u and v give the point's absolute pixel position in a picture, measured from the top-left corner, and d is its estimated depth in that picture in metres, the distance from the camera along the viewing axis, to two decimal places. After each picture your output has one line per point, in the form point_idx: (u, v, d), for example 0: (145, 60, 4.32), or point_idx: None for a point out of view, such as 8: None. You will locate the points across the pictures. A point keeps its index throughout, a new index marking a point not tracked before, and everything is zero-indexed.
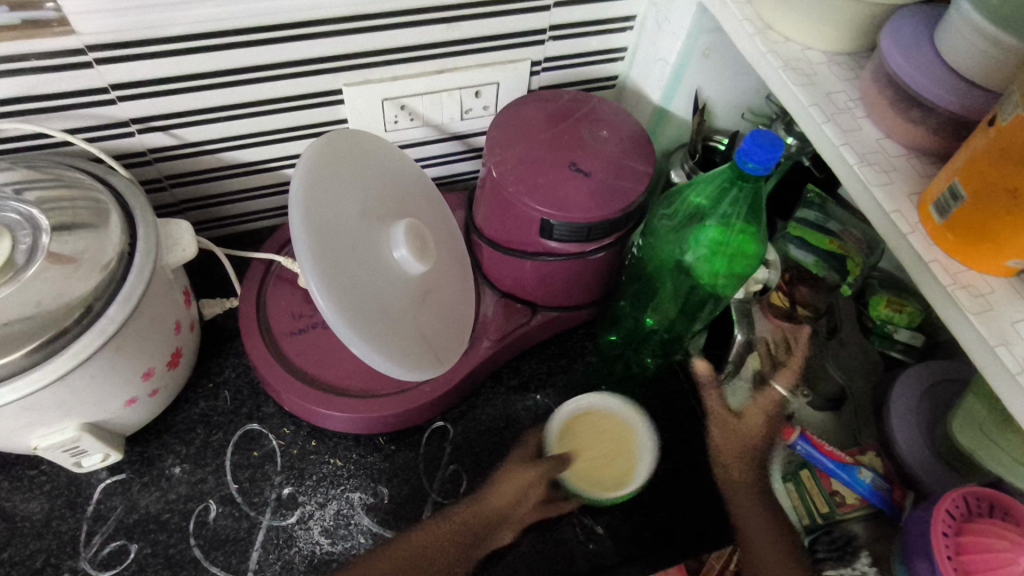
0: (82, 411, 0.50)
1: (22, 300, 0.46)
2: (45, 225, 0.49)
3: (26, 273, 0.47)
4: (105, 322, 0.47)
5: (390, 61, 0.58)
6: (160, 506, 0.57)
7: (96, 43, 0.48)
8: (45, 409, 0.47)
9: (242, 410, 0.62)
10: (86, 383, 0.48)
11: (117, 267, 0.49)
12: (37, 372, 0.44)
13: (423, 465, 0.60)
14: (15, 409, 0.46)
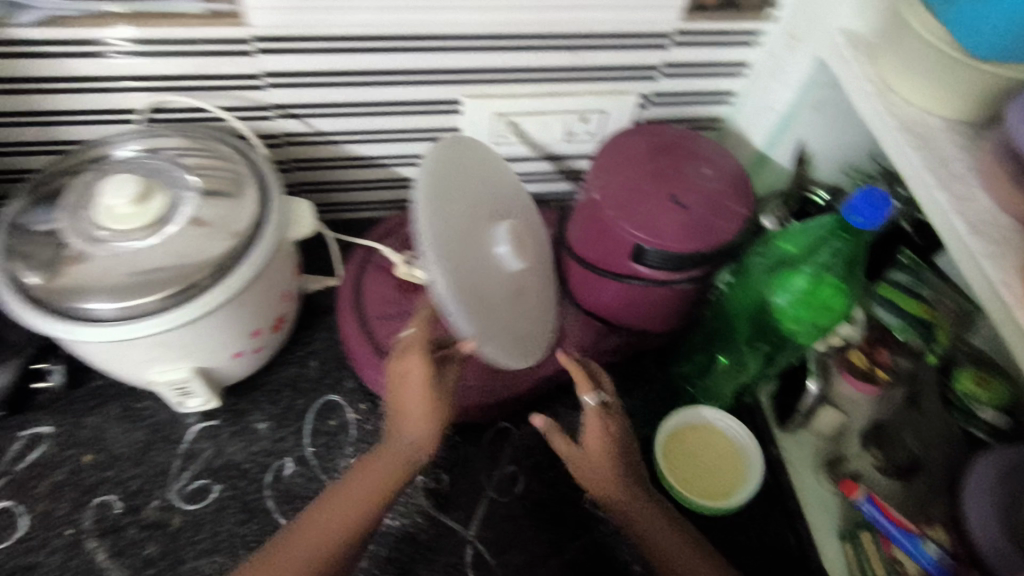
0: (198, 356, 0.56)
1: (170, 250, 0.52)
2: (192, 187, 0.55)
3: (168, 228, 0.53)
4: (232, 279, 0.53)
5: (509, 79, 0.62)
6: (244, 455, 0.62)
7: (263, 35, 0.55)
8: (170, 348, 0.54)
9: (326, 381, 0.66)
10: (206, 331, 0.54)
11: (248, 233, 0.54)
12: (172, 313, 0.51)
13: (483, 460, 0.63)
14: (149, 343, 0.52)
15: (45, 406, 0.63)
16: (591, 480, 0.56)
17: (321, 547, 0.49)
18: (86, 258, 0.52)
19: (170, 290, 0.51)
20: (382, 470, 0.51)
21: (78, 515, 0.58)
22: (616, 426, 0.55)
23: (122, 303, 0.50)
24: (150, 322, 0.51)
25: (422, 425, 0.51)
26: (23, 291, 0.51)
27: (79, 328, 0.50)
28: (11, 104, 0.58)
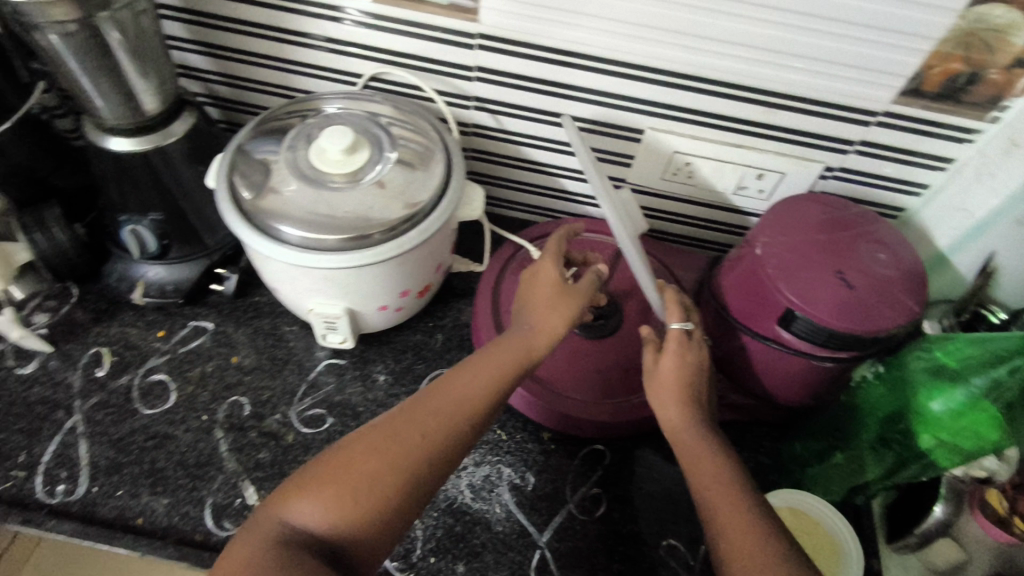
0: (352, 299, 0.62)
1: (361, 201, 0.58)
2: (389, 153, 0.61)
3: (361, 183, 0.59)
4: (403, 240, 0.58)
5: (696, 121, 0.64)
6: (359, 399, 0.67)
7: (487, 34, 0.60)
8: (335, 284, 0.60)
9: (446, 355, 0.71)
10: (367, 278, 0.60)
11: (428, 204, 0.60)
12: (348, 254, 0.57)
13: (572, 475, 0.64)
14: (321, 275, 0.58)
15: (213, 305, 0.73)
16: (658, 408, 0.55)
17: (448, 411, 0.49)
18: (291, 187, 0.59)
19: (350, 235, 0.57)
20: (510, 350, 0.54)
21: (215, 406, 0.66)
22: (693, 353, 0.56)
23: (309, 235, 0.57)
24: (327, 257, 0.57)
25: (550, 312, 0.56)
26: (235, 202, 0.59)
27: (270, 245, 0.57)
28: (265, 49, 0.68)
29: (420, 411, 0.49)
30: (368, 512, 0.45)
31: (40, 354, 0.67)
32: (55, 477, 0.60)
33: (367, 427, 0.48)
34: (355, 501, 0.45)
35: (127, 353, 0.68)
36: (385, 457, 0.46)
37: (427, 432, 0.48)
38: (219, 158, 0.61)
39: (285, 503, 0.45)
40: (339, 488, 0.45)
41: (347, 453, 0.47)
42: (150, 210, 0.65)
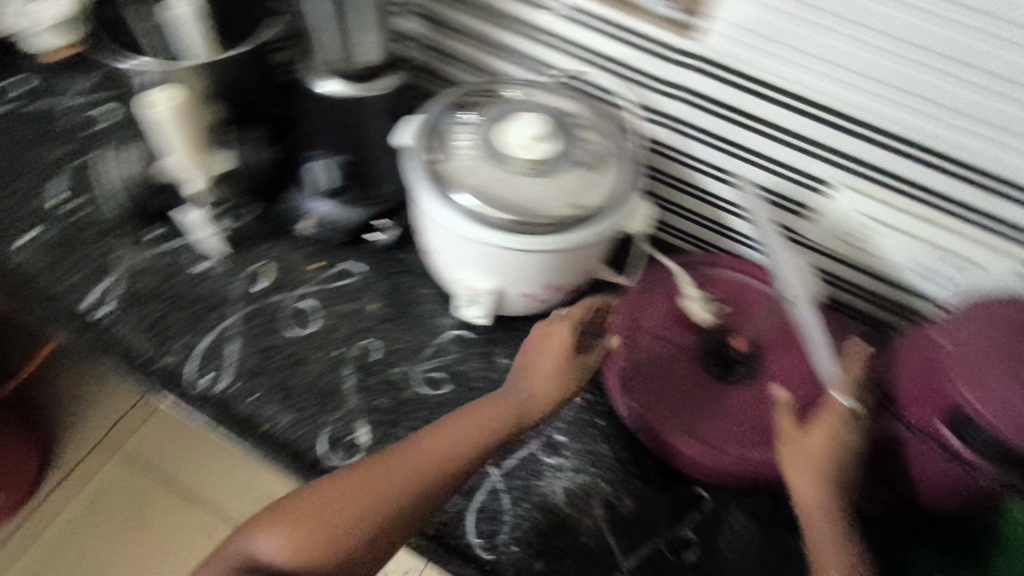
0: (500, 280, 0.64)
1: (537, 189, 0.60)
2: (573, 149, 0.62)
3: (541, 172, 0.60)
4: (566, 237, 0.59)
5: (898, 188, 0.60)
6: (478, 375, 0.69)
7: (699, 54, 0.61)
8: (493, 261, 0.62)
9: None
10: (523, 263, 0.61)
11: (600, 207, 0.60)
12: (512, 237, 0.59)
13: (666, 511, 0.63)
14: (481, 251, 0.61)
15: (366, 250, 0.76)
16: (791, 475, 0.55)
17: (420, 465, 0.54)
18: (473, 160, 0.61)
19: (521, 219, 0.58)
20: (488, 418, 0.58)
21: (348, 344, 0.69)
22: (848, 434, 0.56)
23: (484, 211, 0.59)
24: (495, 235, 0.59)
25: (539, 388, 0.61)
26: (425, 163, 0.61)
27: (447, 211, 0.59)
28: (478, 27, 0.71)
29: (388, 466, 0.54)
30: (326, 552, 0.50)
31: (213, 256, 0.73)
32: (205, 367, 0.66)
33: (336, 475, 0.54)
34: (319, 539, 0.50)
35: (284, 274, 0.73)
36: (353, 503, 0.52)
37: (390, 487, 0.53)
38: (418, 118, 0.64)
39: (259, 529, 0.52)
40: (303, 525, 0.51)
41: (321, 493, 0.53)
42: (341, 151, 0.71)
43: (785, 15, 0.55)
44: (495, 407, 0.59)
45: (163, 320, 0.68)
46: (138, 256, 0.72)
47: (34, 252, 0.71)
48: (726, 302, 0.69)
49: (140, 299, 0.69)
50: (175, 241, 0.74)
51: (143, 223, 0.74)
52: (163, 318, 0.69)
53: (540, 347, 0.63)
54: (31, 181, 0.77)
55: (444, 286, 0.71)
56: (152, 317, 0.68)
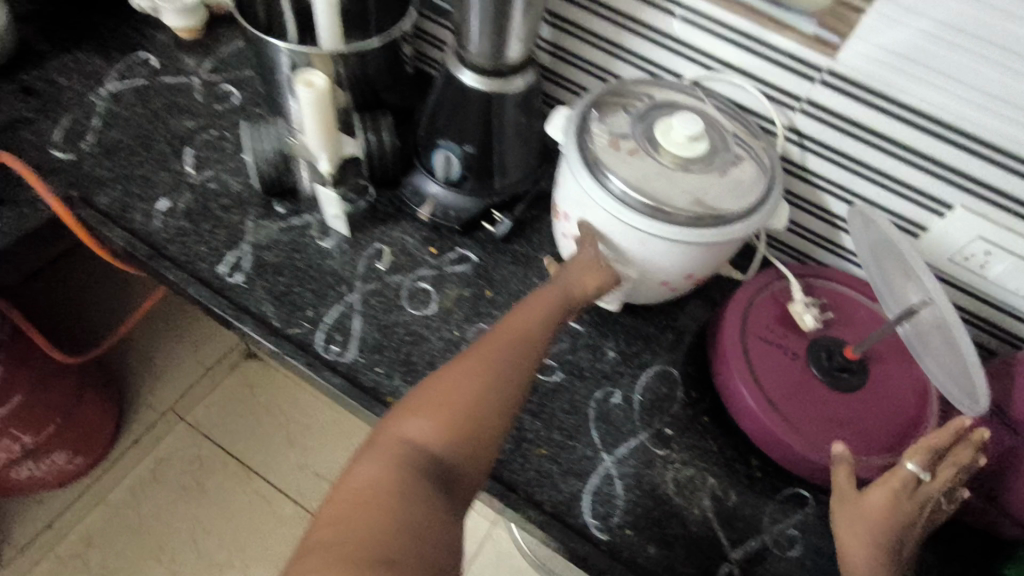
0: (643, 268, 0.68)
1: (692, 186, 0.63)
2: (725, 149, 0.66)
3: (693, 169, 0.64)
4: (713, 230, 0.62)
5: (1019, 214, 0.63)
6: (588, 364, 0.72)
7: (837, 71, 0.63)
8: (640, 245, 0.65)
9: (672, 354, 0.74)
10: (663, 251, 0.65)
11: (752, 204, 0.64)
12: (668, 227, 0.62)
13: (771, 508, 0.65)
14: (637, 238, 0.64)
15: (480, 238, 0.80)
16: (843, 529, 0.57)
17: (515, 345, 0.59)
18: (629, 155, 0.65)
19: (673, 209, 0.62)
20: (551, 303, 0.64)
21: (465, 327, 0.72)
22: (906, 501, 0.57)
23: (632, 194, 0.62)
24: (644, 220, 0.62)
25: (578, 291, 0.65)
26: (580, 153, 0.65)
27: (597, 191, 0.63)
28: (606, 32, 0.74)
29: (486, 351, 0.58)
30: (468, 422, 0.52)
31: (336, 234, 0.77)
32: (333, 338, 0.69)
33: (435, 374, 0.56)
34: (457, 418, 0.52)
35: (404, 256, 0.77)
36: (471, 383, 0.55)
37: (496, 359, 0.57)
38: (567, 112, 0.67)
39: (396, 427, 0.52)
40: (439, 407, 0.53)
41: (428, 393, 0.54)
42: (466, 141, 0.74)
43: (946, 44, 0.57)
44: (549, 304, 0.64)
45: (293, 291, 0.71)
46: (266, 229, 0.76)
47: (170, 218, 0.74)
48: (834, 311, 0.72)
49: (269, 269, 0.73)
50: (304, 215, 0.77)
51: (275, 196, 0.78)
52: (292, 288, 0.72)
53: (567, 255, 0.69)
54: (164, 150, 0.80)
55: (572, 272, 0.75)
56: (282, 287, 0.72)
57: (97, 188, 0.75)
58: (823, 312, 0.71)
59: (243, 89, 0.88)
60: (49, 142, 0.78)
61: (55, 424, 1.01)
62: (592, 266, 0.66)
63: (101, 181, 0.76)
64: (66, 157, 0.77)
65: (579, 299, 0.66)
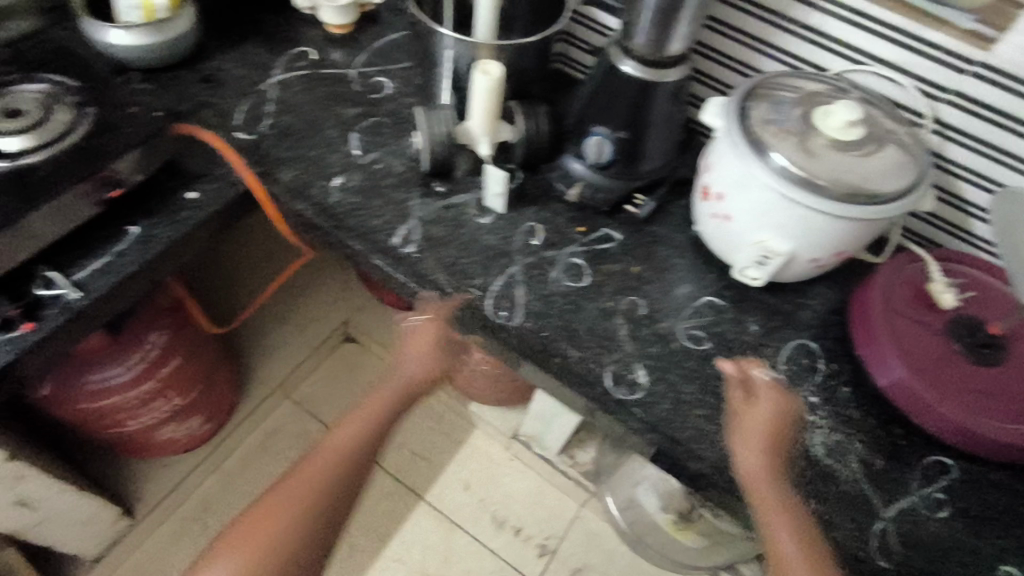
0: (796, 244, 0.73)
1: (850, 166, 0.68)
2: (878, 133, 0.71)
3: (851, 151, 0.69)
4: (870, 208, 0.68)
5: None
6: (734, 337, 0.77)
7: (989, 63, 0.68)
8: (797, 223, 0.70)
9: (810, 331, 0.79)
10: (819, 227, 0.70)
11: (906, 186, 0.69)
12: (829, 203, 0.67)
13: (918, 473, 0.70)
14: (796, 215, 0.70)
15: (621, 219, 0.86)
16: (735, 433, 0.68)
17: (315, 478, 0.88)
18: (788, 136, 0.70)
19: (834, 185, 0.67)
20: (364, 418, 0.94)
21: (617, 299, 0.78)
22: (780, 409, 0.70)
23: (793, 170, 0.68)
24: (806, 196, 0.68)
25: (423, 370, 0.96)
26: (743, 135, 0.71)
27: (761, 168, 0.69)
28: (754, 29, 0.80)
29: (306, 463, 0.89)
30: (268, 561, 0.83)
31: (492, 212, 0.83)
32: (500, 305, 0.75)
33: (270, 492, 0.87)
34: (257, 559, 0.83)
35: (555, 233, 0.83)
36: (264, 526, 0.84)
37: (313, 479, 0.88)
38: (731, 95, 0.73)
39: (208, 566, 0.84)
40: (244, 551, 0.83)
41: (238, 535, 0.85)
42: (621, 129, 0.79)
43: None
44: (382, 399, 0.94)
45: (460, 262, 0.78)
46: (431, 205, 0.82)
47: (344, 194, 0.82)
48: (973, 290, 0.75)
49: (437, 241, 0.79)
50: (461, 195, 0.84)
51: (432, 176, 0.84)
52: (459, 259, 0.78)
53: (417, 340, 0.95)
54: (332, 135, 0.87)
55: (718, 250, 0.80)
56: (450, 258, 0.78)
57: (279, 166, 0.83)
58: (962, 291, 0.75)
59: (395, 82, 0.95)
60: (233, 124, 0.86)
61: (197, 391, 1.10)
62: (420, 355, 0.94)
63: (282, 160, 0.83)
64: (249, 138, 0.85)
65: (404, 392, 0.95)
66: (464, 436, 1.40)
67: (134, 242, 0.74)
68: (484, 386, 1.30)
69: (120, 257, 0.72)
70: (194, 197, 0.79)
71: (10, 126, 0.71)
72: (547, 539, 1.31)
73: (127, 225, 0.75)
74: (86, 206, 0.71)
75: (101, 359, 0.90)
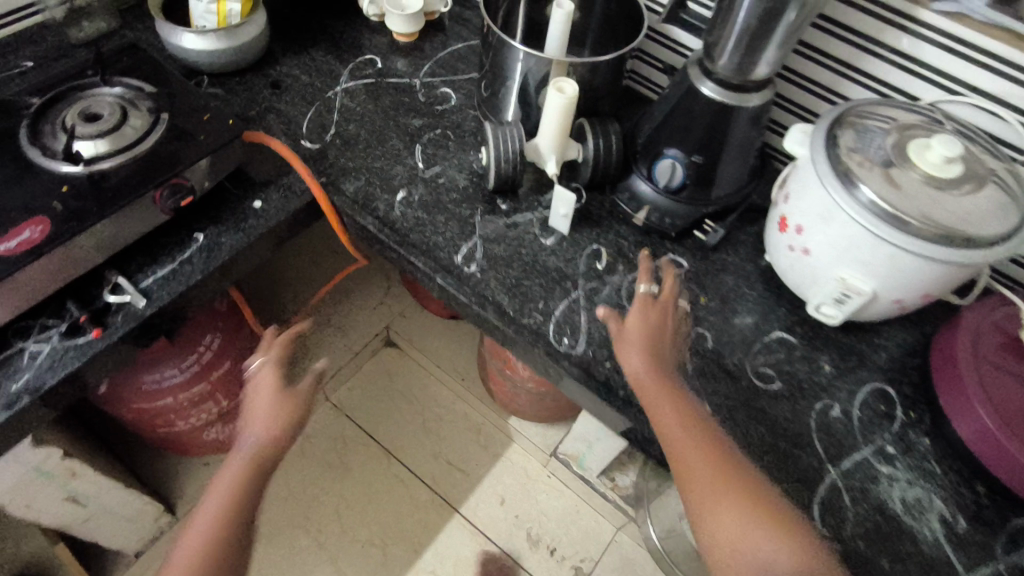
0: (882, 284, 0.68)
1: (946, 206, 0.64)
2: (976, 172, 0.67)
3: (946, 188, 0.65)
4: (967, 252, 0.63)
5: None
6: (805, 377, 0.74)
7: None
8: (885, 263, 0.66)
9: (887, 375, 0.75)
10: (909, 268, 0.66)
11: (1007, 230, 0.64)
12: (922, 242, 0.63)
13: (1005, 538, 0.65)
14: (885, 254, 0.65)
15: (689, 246, 0.83)
16: (624, 355, 0.66)
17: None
18: (878, 168, 0.66)
19: (929, 224, 0.63)
20: (223, 478, 0.62)
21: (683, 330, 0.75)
22: (654, 313, 0.70)
23: (883, 205, 0.64)
24: (898, 233, 0.63)
25: (281, 410, 0.67)
26: (830, 164, 0.67)
27: (848, 200, 0.65)
28: (840, 53, 0.77)
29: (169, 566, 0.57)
30: None
31: (556, 233, 0.81)
32: (563, 330, 0.73)
33: None
34: None
35: (620, 257, 0.80)
36: None
37: None
38: (819, 123, 0.70)
39: None
40: None
41: None
42: (694, 153, 0.77)
43: None
44: (237, 461, 0.63)
45: (523, 283, 0.76)
46: (494, 223, 0.81)
47: (407, 208, 0.80)
48: None
49: (499, 261, 0.77)
50: (525, 213, 0.82)
51: (496, 193, 0.82)
52: (521, 280, 0.76)
53: (259, 376, 0.70)
54: (396, 146, 0.86)
55: (794, 284, 0.76)
56: (512, 280, 0.76)
57: (343, 176, 0.82)
58: None
59: (460, 92, 0.94)
60: (298, 131, 0.86)
61: (242, 395, 1.10)
62: (272, 389, 0.68)
63: (346, 171, 0.83)
64: (314, 147, 0.84)
65: (265, 445, 0.65)
66: (501, 450, 1.38)
67: (201, 250, 0.74)
68: (527, 403, 1.30)
69: (185, 263, 0.73)
70: (259, 205, 0.79)
71: (86, 131, 0.71)
72: (582, 561, 1.27)
73: (194, 232, 0.75)
74: (158, 212, 0.72)
75: (157, 361, 0.90)
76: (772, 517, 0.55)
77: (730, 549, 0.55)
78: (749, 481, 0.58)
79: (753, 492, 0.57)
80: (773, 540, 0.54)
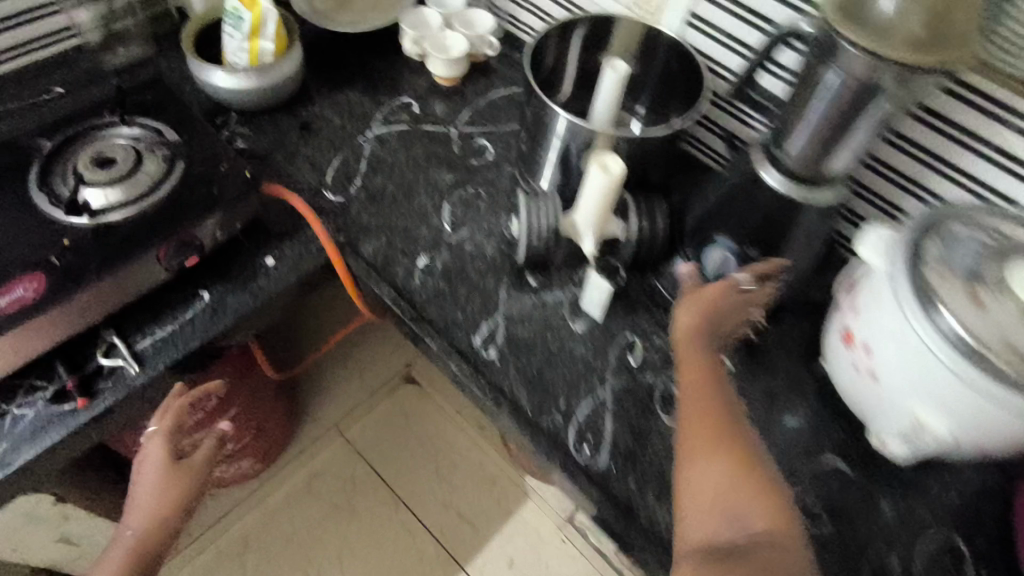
0: (962, 429, 0.57)
1: None
2: None
3: None
4: None
5: None
6: (860, 518, 0.64)
7: None
8: (968, 408, 0.55)
9: (957, 524, 0.64)
10: (998, 418, 0.54)
11: None
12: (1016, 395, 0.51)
13: None
14: (969, 398, 0.55)
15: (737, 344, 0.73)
16: (681, 312, 0.62)
17: None
18: (969, 293, 0.55)
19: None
20: (119, 549, 0.65)
21: None
22: (737, 295, 0.64)
23: (970, 340, 0.53)
24: (986, 378, 0.52)
25: (166, 491, 0.67)
26: (910, 281, 0.57)
27: (928, 330, 0.55)
28: (929, 143, 0.67)
29: None
30: None
31: (588, 317, 0.73)
32: (584, 437, 0.65)
33: None
34: None
35: (656, 352, 0.72)
36: None
37: None
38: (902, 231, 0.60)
39: None
40: None
41: None
42: (751, 246, 0.68)
43: None
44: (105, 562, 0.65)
45: (545, 376, 0.68)
46: (521, 301, 0.73)
47: (428, 277, 0.74)
48: None
49: (522, 347, 0.70)
50: (555, 292, 0.75)
51: (526, 267, 0.75)
52: (544, 373, 0.69)
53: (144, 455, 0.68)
54: (423, 204, 0.80)
55: (854, 406, 0.66)
56: (534, 371, 0.69)
57: (363, 237, 0.76)
58: None
59: (498, 146, 0.87)
60: (323, 181, 0.81)
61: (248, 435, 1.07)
62: (165, 471, 0.68)
63: (367, 230, 0.77)
64: (337, 200, 0.79)
65: (166, 513, 0.66)
66: (514, 507, 1.32)
67: (205, 310, 0.70)
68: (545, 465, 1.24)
69: (186, 326, 0.69)
70: (271, 264, 0.74)
71: (97, 178, 0.68)
72: None
73: (199, 290, 0.72)
74: (161, 269, 0.68)
75: None
76: (774, 515, 0.48)
77: (709, 502, 0.49)
78: (755, 461, 0.52)
79: (764, 486, 0.50)
80: (755, 515, 0.47)
